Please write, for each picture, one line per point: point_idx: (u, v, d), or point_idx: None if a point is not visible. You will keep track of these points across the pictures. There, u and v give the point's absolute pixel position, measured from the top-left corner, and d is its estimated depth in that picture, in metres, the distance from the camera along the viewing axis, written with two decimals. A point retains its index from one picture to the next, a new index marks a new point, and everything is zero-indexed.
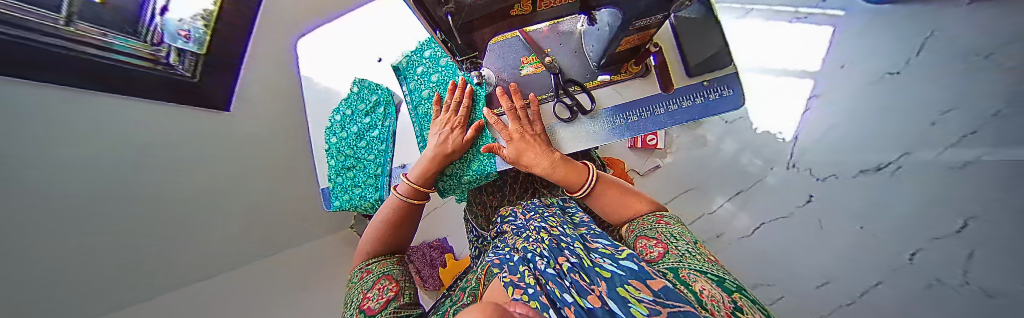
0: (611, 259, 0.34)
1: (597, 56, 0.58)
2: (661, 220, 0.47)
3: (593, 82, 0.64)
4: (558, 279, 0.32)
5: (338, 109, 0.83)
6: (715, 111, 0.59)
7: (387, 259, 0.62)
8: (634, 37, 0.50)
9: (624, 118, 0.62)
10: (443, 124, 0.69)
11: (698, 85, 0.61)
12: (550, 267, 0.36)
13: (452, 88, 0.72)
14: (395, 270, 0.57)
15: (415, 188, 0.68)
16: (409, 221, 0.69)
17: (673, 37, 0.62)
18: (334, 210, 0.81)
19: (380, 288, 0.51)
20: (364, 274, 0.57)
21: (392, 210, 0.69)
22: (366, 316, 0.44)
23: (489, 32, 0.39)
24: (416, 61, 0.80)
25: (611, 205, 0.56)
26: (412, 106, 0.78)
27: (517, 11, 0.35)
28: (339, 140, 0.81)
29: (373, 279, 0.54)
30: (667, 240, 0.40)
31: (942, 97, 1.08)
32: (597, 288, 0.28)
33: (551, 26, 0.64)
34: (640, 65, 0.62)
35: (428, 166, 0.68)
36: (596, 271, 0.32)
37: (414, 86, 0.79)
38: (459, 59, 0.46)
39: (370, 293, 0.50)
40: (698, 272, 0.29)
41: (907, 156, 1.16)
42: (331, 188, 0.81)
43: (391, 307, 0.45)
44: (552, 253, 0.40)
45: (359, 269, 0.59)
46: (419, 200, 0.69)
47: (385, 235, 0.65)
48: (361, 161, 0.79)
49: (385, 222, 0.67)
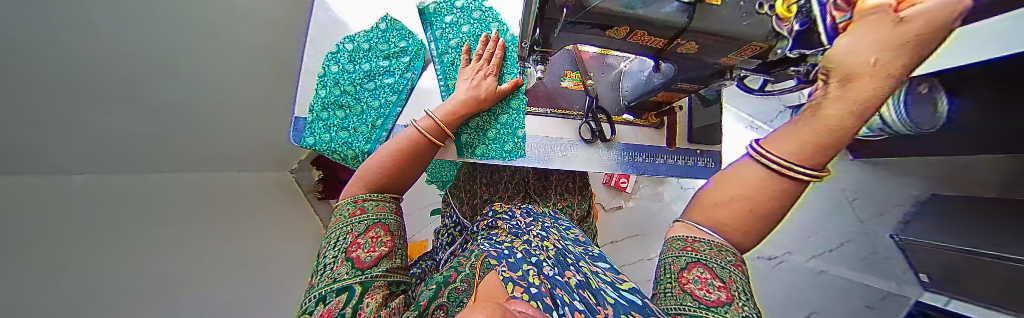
0: (613, 288, 0.38)
1: (630, 96, 0.65)
2: (732, 266, 0.36)
3: (617, 117, 0.71)
4: (566, 289, 0.34)
5: (352, 37, 0.74)
6: (699, 175, 0.71)
7: (386, 201, 0.52)
8: (665, 95, 0.58)
9: (633, 157, 0.70)
10: (476, 69, 0.65)
11: (693, 151, 0.72)
12: (556, 275, 0.38)
13: (483, 41, 0.69)
14: (392, 220, 0.50)
15: (441, 126, 0.61)
16: (422, 159, 0.60)
17: (687, 107, 0.73)
18: (304, 147, 0.70)
19: (374, 237, 0.44)
20: (358, 210, 0.47)
21: (405, 143, 0.57)
22: (354, 268, 0.38)
23: (570, 36, 0.40)
24: (444, 10, 0.76)
25: (735, 196, 0.37)
26: (437, 54, 0.75)
27: (611, 33, 0.37)
28: (341, 72, 0.72)
29: (367, 223, 0.46)
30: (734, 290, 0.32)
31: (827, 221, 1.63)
32: (604, 310, 0.30)
33: (599, 55, 0.72)
34: (658, 118, 0.71)
35: (457, 108, 0.62)
36: (601, 295, 0.35)
37: (440, 34, 0.75)
38: (529, 46, 0.46)
39: (361, 240, 0.42)
40: None
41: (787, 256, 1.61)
42: (310, 121, 0.71)
43: (381, 267, 0.41)
44: (558, 265, 0.42)
45: (351, 202, 0.49)
46: (437, 138, 0.60)
47: (393, 169, 0.54)
48: (360, 104, 0.71)
49: (394, 154, 0.55)
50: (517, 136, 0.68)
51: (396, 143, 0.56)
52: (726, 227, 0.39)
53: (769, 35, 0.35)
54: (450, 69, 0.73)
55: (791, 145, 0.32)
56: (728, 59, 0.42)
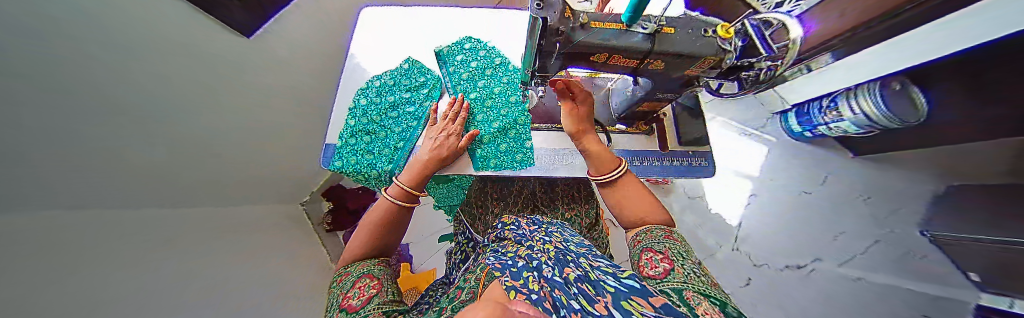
0: (614, 278, 0.41)
1: (620, 109, 0.74)
2: (670, 236, 0.51)
3: (612, 127, 0.79)
4: (565, 289, 0.36)
5: (379, 76, 0.88)
6: (695, 174, 0.76)
7: (369, 261, 0.61)
8: (650, 104, 0.67)
9: (630, 161, 0.76)
10: (437, 130, 0.75)
11: (685, 152, 0.78)
12: (557, 275, 0.41)
13: (450, 103, 0.80)
14: (376, 269, 0.58)
15: (407, 191, 0.69)
16: (400, 224, 0.69)
17: (672, 114, 0.82)
18: (331, 170, 0.78)
19: (360, 286, 0.51)
20: (343, 277, 0.57)
21: (382, 213, 0.67)
22: (347, 313, 0.45)
23: (567, 63, 0.50)
24: (455, 51, 0.91)
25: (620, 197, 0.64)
26: (450, 86, 0.87)
27: (594, 58, 0.47)
28: (370, 104, 0.84)
29: (355, 278, 0.54)
30: (675, 258, 0.44)
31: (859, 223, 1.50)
32: (603, 299, 0.33)
33: (588, 78, 0.83)
34: (647, 126, 0.79)
35: (421, 170, 0.70)
36: (602, 285, 0.38)
37: (453, 70, 0.89)
38: (534, 73, 0.56)
39: (352, 291, 0.50)
40: (702, 296, 0.33)
41: (818, 262, 1.52)
42: (338, 147, 0.80)
43: (374, 303, 0.46)
44: (558, 264, 0.46)
45: (336, 281, 0.57)
46: (408, 203, 0.69)
47: (374, 237, 0.64)
48: (385, 130, 0.82)
49: (374, 223, 0.65)
50: (525, 145, 0.80)
51: (371, 217, 0.66)
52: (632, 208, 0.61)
53: (720, 51, 0.45)
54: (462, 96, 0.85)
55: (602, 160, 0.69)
56: (692, 71, 0.50)
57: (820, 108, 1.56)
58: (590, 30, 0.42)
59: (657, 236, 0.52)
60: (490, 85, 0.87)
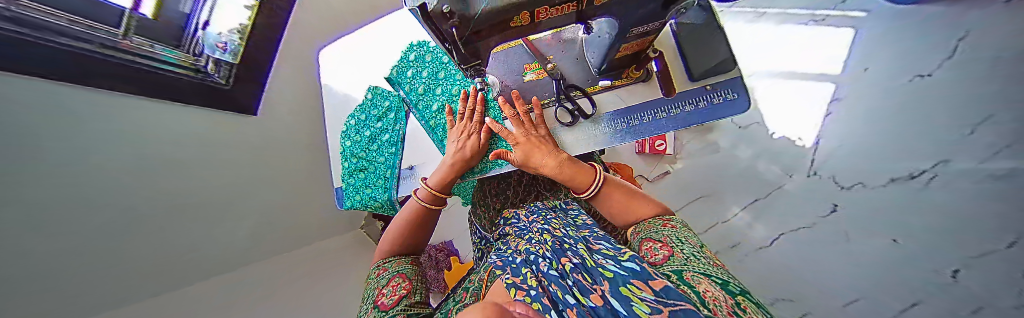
0: (613, 261, 0.35)
1: (597, 62, 0.60)
2: (668, 224, 0.44)
3: (593, 88, 0.67)
4: (561, 283, 0.33)
5: (354, 114, 0.89)
6: (721, 114, 0.58)
7: (403, 258, 0.64)
8: (632, 44, 0.51)
9: (627, 123, 0.64)
10: (459, 132, 0.72)
11: (700, 89, 0.61)
12: (552, 268, 0.37)
13: (465, 98, 0.74)
14: (408, 269, 0.59)
15: (434, 193, 0.71)
16: (428, 224, 0.71)
17: (673, 42, 0.65)
18: (346, 209, 0.85)
19: (394, 285, 0.52)
20: (381, 271, 0.60)
21: (412, 213, 0.70)
22: (380, 311, 0.47)
23: (497, 39, 0.41)
24: (404, 67, 0.85)
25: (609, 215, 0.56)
26: (414, 103, 0.82)
27: (516, 23, 0.36)
28: (353, 143, 0.86)
29: (388, 277, 0.56)
30: (673, 242, 0.37)
31: (968, 100, 1.07)
32: (600, 287, 0.29)
33: (554, 35, 0.68)
34: (641, 71, 0.64)
35: (446, 175, 0.71)
36: (598, 271, 0.33)
37: (409, 88, 0.83)
38: (463, 67, 0.48)
39: (385, 290, 0.52)
40: (701, 274, 0.26)
41: (944, 165, 1.09)
42: (344, 188, 0.86)
43: (402, 304, 0.47)
44: (555, 254, 0.41)
45: (374, 274, 0.60)
46: (436, 204, 0.72)
47: (402, 235, 0.67)
48: (372, 163, 0.84)
49: (403, 222, 0.69)
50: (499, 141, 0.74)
51: (403, 214, 0.70)
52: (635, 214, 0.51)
53: None
54: (426, 110, 0.81)
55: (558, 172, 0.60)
56: None
57: None
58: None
59: (653, 227, 0.44)
60: (448, 89, 0.80)
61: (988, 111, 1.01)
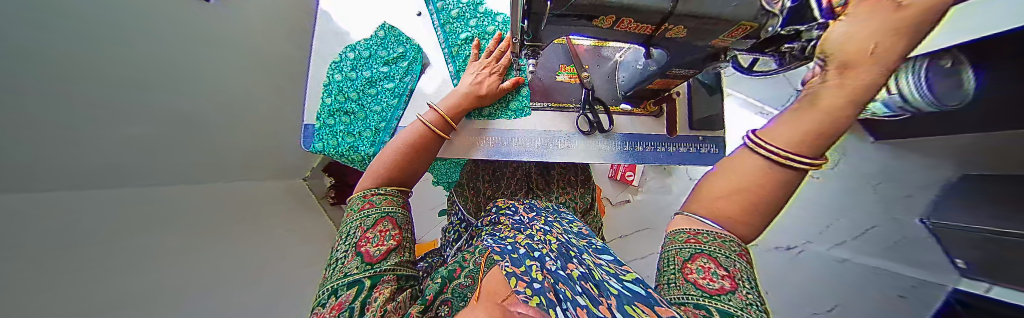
0: (617, 279, 0.36)
1: (627, 86, 0.71)
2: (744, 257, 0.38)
3: (616, 107, 0.77)
4: (569, 284, 0.32)
5: (353, 47, 0.80)
6: (704, 162, 0.76)
7: (393, 195, 0.57)
8: (661, 82, 0.61)
9: (632, 146, 0.76)
10: (482, 65, 0.72)
11: (696, 138, 0.77)
12: (560, 270, 0.36)
13: (497, 40, 0.76)
14: (398, 213, 0.53)
15: (445, 120, 0.69)
16: (427, 152, 0.66)
17: (687, 93, 0.79)
18: (313, 152, 0.73)
19: (382, 231, 0.47)
20: (365, 205, 0.52)
21: (414, 136, 0.64)
22: (364, 262, 0.42)
23: (564, 28, 0.41)
24: None
25: (737, 191, 0.38)
26: (438, 23, 0.84)
27: (598, 22, 0.38)
28: (345, 80, 0.77)
29: (374, 217, 0.50)
30: (741, 280, 0.33)
31: (839, 206, 1.52)
32: (607, 299, 0.29)
33: (594, 48, 0.76)
34: (656, 107, 0.77)
35: (459, 103, 0.71)
36: (605, 286, 0.33)
37: (441, 7, 0.84)
38: (521, 43, 0.49)
39: (370, 234, 0.46)
40: None
41: (809, 244, 1.53)
42: (317, 128, 0.74)
43: (391, 259, 0.44)
44: (560, 258, 0.41)
45: (361, 197, 0.54)
46: (444, 131, 0.69)
47: (404, 163, 0.61)
48: (364, 110, 0.75)
49: (399, 148, 0.61)
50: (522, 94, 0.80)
51: (404, 138, 0.63)
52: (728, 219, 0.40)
53: (758, 14, 0.34)
54: (453, 35, 0.82)
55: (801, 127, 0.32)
56: (720, 41, 0.41)
57: None
58: None
59: (735, 253, 0.37)
60: (484, 25, 0.83)
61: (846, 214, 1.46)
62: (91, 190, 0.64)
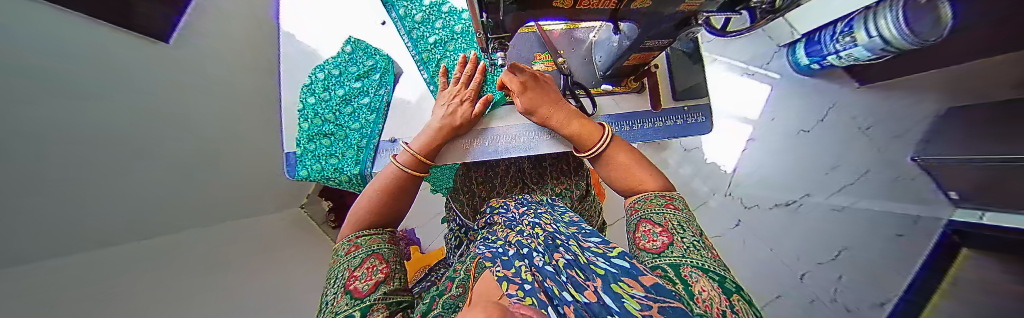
0: (603, 258, 0.36)
1: (605, 66, 0.70)
2: (670, 204, 0.52)
3: (597, 89, 0.76)
4: (556, 277, 0.31)
5: (322, 67, 0.77)
6: (693, 132, 0.75)
7: (379, 234, 0.58)
8: (639, 56, 0.60)
9: (620, 126, 0.75)
10: (451, 96, 0.72)
11: (680, 109, 0.76)
12: (546, 264, 0.35)
13: (461, 64, 0.76)
14: (385, 249, 0.54)
15: (418, 158, 0.66)
16: (407, 192, 0.66)
17: (666, 64, 0.77)
18: (299, 180, 0.71)
19: (369, 268, 0.47)
20: (353, 248, 0.53)
21: (390, 179, 0.63)
22: (352, 298, 0.40)
23: (524, 15, 0.40)
24: None
25: (611, 169, 0.63)
26: (404, 30, 0.81)
27: (558, 4, 0.37)
28: (319, 102, 0.74)
29: (361, 256, 0.50)
30: (674, 230, 0.44)
31: (833, 152, 1.61)
32: (593, 283, 0.28)
33: (566, 31, 0.75)
34: (637, 83, 0.76)
35: (434, 137, 0.69)
36: (591, 268, 0.33)
37: (404, 13, 0.82)
38: (488, 38, 0.48)
39: (358, 273, 0.46)
40: (699, 272, 0.34)
41: (807, 197, 1.60)
42: (299, 154, 0.72)
43: (379, 292, 0.42)
44: (547, 249, 0.41)
45: (347, 241, 0.55)
46: (419, 171, 0.66)
47: (379, 205, 0.60)
48: (343, 129, 0.74)
49: (380, 191, 0.62)
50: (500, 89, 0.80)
51: (375, 185, 0.63)
52: (640, 185, 0.59)
53: None
54: (421, 41, 0.80)
55: (588, 137, 0.64)
56: (687, 6, 0.39)
57: (832, 35, 1.41)
58: None
59: (658, 206, 0.51)
60: (451, 24, 0.82)
61: (843, 160, 1.56)
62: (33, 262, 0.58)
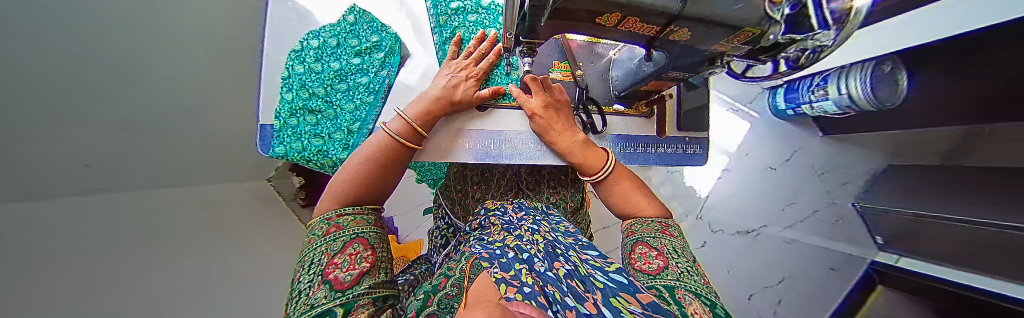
0: (602, 272, 0.35)
1: (620, 86, 0.70)
2: (665, 230, 0.53)
3: (609, 107, 0.76)
4: (557, 284, 0.29)
5: (317, 33, 0.69)
6: (689, 162, 0.79)
7: (363, 214, 0.52)
8: (654, 83, 0.61)
9: (624, 147, 0.76)
10: (459, 68, 0.69)
11: (682, 139, 0.79)
12: (548, 271, 0.33)
13: (479, 39, 0.73)
14: (370, 233, 0.48)
15: (412, 126, 0.63)
16: (397, 164, 0.61)
17: (676, 95, 0.80)
18: (273, 157, 0.63)
19: (353, 254, 0.42)
20: (331, 228, 0.46)
21: (379, 146, 0.58)
22: (333, 290, 0.35)
23: (562, 23, 0.38)
24: None
25: (611, 194, 0.65)
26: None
27: (602, 20, 0.36)
28: (308, 72, 0.67)
29: (342, 240, 0.44)
30: (669, 254, 0.46)
31: (789, 191, 1.79)
32: (593, 296, 0.27)
33: (588, 44, 0.75)
34: (647, 108, 0.77)
35: (428, 106, 0.65)
36: (590, 281, 0.32)
37: None
38: (519, 40, 0.46)
39: (338, 259, 0.40)
40: (692, 295, 0.34)
41: (765, 228, 1.77)
42: (276, 128, 0.64)
43: (364, 284, 0.38)
44: (547, 258, 0.39)
45: (326, 219, 0.48)
46: (412, 141, 0.63)
47: (361, 175, 0.54)
48: (333, 108, 0.68)
49: (366, 159, 0.57)
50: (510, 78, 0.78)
51: (359, 154, 0.57)
52: (641, 211, 0.61)
53: (763, 21, 0.34)
54: (442, 2, 0.78)
55: (592, 165, 0.65)
56: (721, 46, 0.41)
57: (809, 86, 1.52)
58: None
59: (654, 231, 0.53)
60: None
61: (796, 198, 1.75)
62: (76, 195, 0.54)
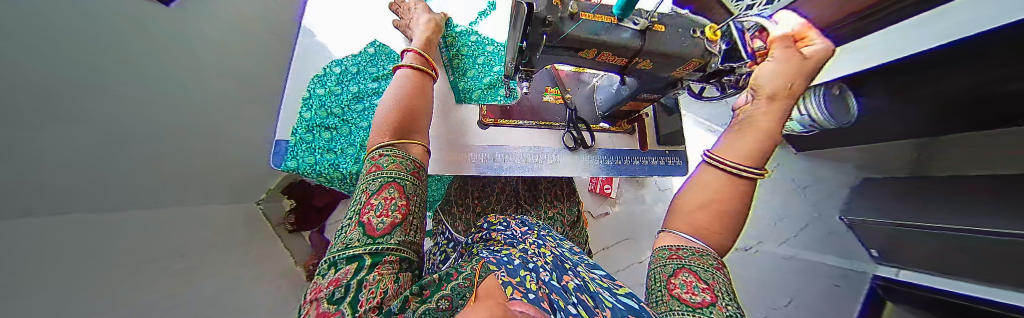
0: (611, 293, 0.37)
1: (605, 107, 0.80)
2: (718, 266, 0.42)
3: (596, 125, 0.86)
4: (563, 294, 0.32)
5: (339, 62, 0.79)
6: (672, 172, 0.86)
7: (401, 159, 0.53)
8: (632, 104, 0.71)
9: (612, 161, 0.84)
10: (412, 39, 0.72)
11: (664, 152, 0.88)
12: (553, 281, 0.36)
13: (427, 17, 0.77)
14: (404, 179, 0.49)
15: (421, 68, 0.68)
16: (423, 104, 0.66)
17: (653, 114, 0.91)
18: (283, 170, 0.66)
19: (387, 198, 0.44)
20: (373, 168, 0.49)
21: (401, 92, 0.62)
22: (366, 235, 0.39)
23: (554, 51, 0.47)
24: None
25: (702, 206, 0.47)
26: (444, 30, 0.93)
27: (584, 54, 0.47)
28: (328, 94, 0.74)
29: (379, 182, 0.47)
30: (718, 292, 0.35)
31: (777, 206, 1.80)
32: (603, 311, 0.29)
33: (574, 73, 0.88)
34: (629, 125, 0.87)
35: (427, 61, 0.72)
36: (600, 298, 0.34)
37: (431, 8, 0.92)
38: (518, 69, 0.55)
39: (374, 201, 0.43)
40: None
41: (762, 244, 1.72)
42: (291, 143, 0.68)
43: (393, 235, 0.40)
44: (555, 271, 0.42)
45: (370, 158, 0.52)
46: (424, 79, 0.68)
47: (393, 114, 0.59)
48: (348, 125, 0.74)
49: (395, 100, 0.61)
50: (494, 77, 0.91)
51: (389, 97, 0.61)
52: (705, 231, 0.46)
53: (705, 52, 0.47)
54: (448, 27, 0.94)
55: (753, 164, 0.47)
56: (678, 73, 0.53)
57: None
58: (578, 23, 0.42)
59: (709, 264, 0.40)
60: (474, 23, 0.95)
61: (784, 212, 1.76)
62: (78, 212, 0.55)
